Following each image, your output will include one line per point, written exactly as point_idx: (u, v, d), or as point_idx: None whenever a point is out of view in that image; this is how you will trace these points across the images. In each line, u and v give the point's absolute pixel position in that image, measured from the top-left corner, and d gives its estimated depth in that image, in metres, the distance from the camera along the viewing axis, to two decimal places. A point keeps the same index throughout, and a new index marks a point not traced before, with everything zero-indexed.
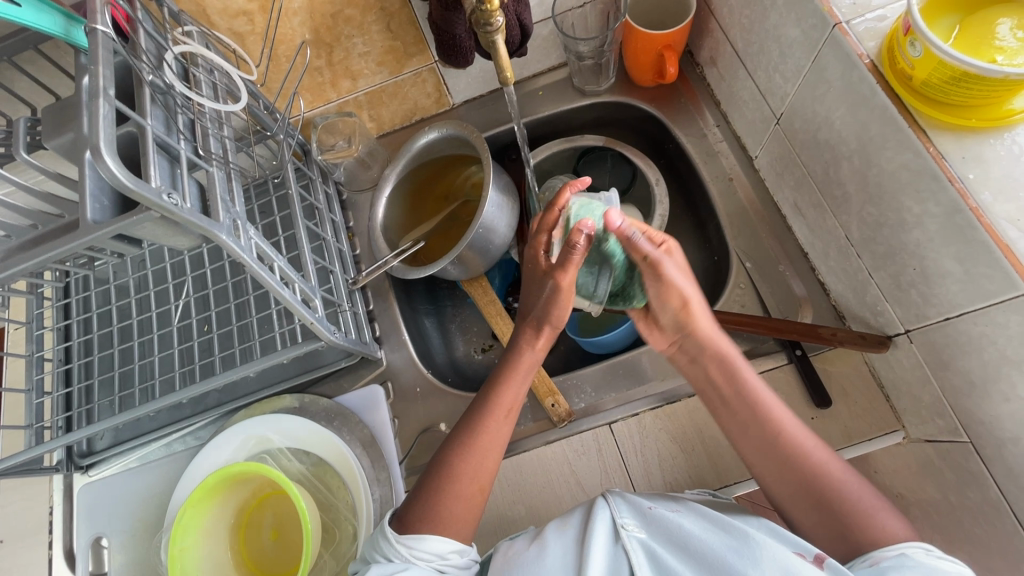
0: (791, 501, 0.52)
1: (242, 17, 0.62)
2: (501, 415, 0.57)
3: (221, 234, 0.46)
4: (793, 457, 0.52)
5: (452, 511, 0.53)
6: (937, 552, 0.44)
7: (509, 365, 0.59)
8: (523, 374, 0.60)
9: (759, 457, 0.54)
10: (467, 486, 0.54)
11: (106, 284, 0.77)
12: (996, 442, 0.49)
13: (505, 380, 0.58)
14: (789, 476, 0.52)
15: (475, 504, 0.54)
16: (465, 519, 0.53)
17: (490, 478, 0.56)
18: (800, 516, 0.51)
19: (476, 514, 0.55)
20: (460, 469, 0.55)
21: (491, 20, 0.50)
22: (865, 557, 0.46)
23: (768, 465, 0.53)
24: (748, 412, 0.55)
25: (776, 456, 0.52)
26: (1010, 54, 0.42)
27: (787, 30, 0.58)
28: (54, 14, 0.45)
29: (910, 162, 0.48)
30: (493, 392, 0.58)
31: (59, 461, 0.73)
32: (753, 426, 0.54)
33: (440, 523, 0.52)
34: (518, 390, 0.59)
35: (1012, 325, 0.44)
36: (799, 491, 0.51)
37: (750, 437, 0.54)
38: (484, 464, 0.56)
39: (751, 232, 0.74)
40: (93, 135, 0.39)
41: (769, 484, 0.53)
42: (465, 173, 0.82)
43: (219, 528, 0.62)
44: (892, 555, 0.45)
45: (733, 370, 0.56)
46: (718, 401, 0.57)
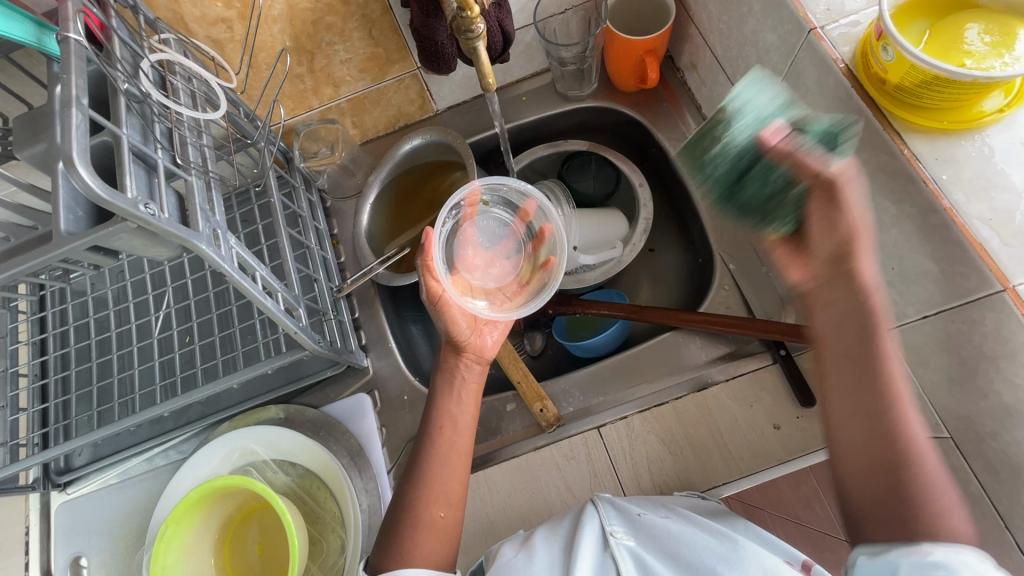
0: (846, 446, 0.45)
1: (220, 25, 0.61)
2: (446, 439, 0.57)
3: (201, 244, 0.46)
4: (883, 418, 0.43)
5: (420, 537, 0.52)
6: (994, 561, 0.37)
7: (441, 389, 0.60)
8: (461, 395, 0.60)
9: (849, 407, 0.45)
10: (427, 513, 0.53)
11: (83, 296, 0.75)
12: (976, 437, 0.49)
13: (442, 404, 0.59)
14: (858, 435, 0.44)
15: (443, 530, 0.53)
16: (435, 544, 0.52)
17: (453, 502, 0.54)
18: (849, 476, 0.44)
19: (448, 538, 0.53)
20: (417, 494, 0.54)
21: (473, 27, 0.51)
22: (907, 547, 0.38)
23: (853, 422, 0.44)
24: (857, 365, 0.45)
25: (868, 417, 0.44)
26: (979, 58, 0.44)
27: (764, 35, 0.59)
28: (25, 22, 0.44)
29: (886, 164, 0.49)
30: (430, 418, 0.58)
31: (35, 479, 0.71)
32: (872, 391, 0.44)
33: (406, 550, 0.51)
34: (456, 411, 0.59)
35: (988, 322, 0.45)
36: (863, 448, 0.43)
37: (853, 401, 0.45)
38: (444, 489, 0.54)
39: (734, 234, 0.74)
40: (65, 145, 0.38)
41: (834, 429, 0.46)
42: (451, 179, 0.81)
43: (201, 545, 0.61)
44: (929, 550, 0.38)
45: (868, 332, 0.45)
46: (825, 348, 0.47)
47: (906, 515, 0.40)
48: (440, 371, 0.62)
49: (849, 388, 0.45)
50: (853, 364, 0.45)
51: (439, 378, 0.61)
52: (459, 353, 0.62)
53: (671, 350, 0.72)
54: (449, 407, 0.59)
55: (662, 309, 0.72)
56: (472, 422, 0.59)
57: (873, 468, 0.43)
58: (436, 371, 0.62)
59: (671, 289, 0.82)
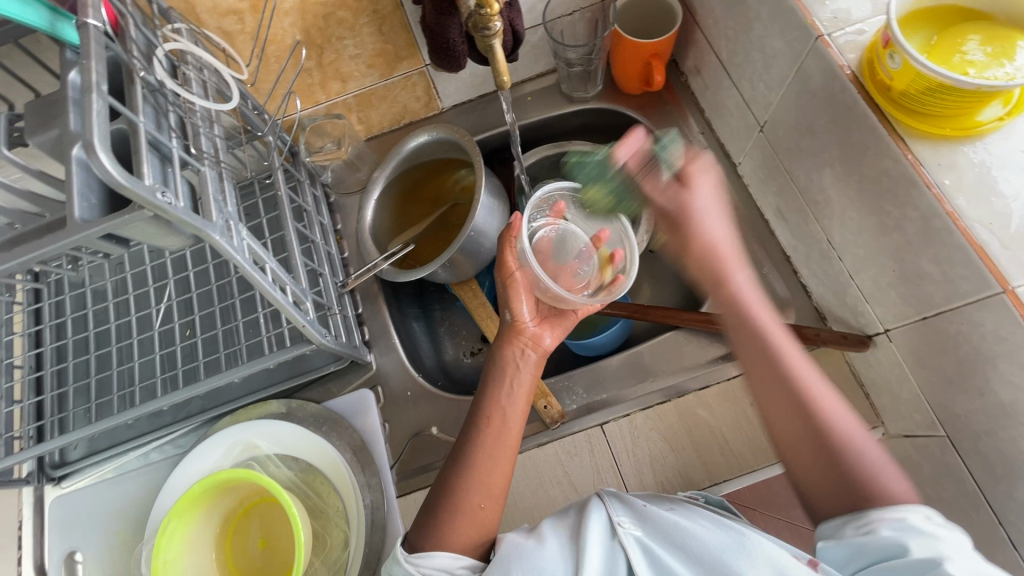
0: (806, 463, 0.50)
1: (231, 16, 0.61)
2: (497, 424, 0.57)
3: (216, 234, 0.45)
4: (819, 424, 0.50)
5: (457, 527, 0.52)
6: (937, 520, 0.42)
7: (494, 375, 0.60)
8: (513, 385, 0.60)
9: (792, 419, 0.52)
10: (468, 502, 0.53)
11: (81, 287, 0.74)
12: (973, 435, 0.52)
13: (495, 389, 0.59)
14: (810, 446, 0.50)
15: (486, 520, 0.54)
16: (470, 535, 0.52)
17: (496, 493, 0.55)
18: (797, 466, 0.51)
19: (484, 529, 0.53)
20: (459, 484, 0.54)
21: (490, 24, 0.51)
22: (857, 519, 0.45)
23: (795, 430, 0.51)
24: (767, 365, 0.54)
25: (808, 425, 0.51)
26: (981, 67, 0.45)
27: (771, 41, 0.60)
28: (38, 7, 0.43)
29: (890, 168, 0.50)
30: (479, 407, 0.58)
31: (29, 472, 0.70)
32: (782, 381, 0.53)
33: (443, 539, 0.51)
34: (505, 401, 0.58)
35: (987, 323, 0.46)
36: (818, 459, 0.50)
37: (776, 396, 0.53)
38: (486, 480, 0.54)
39: (736, 236, 0.76)
40: (86, 130, 0.38)
41: (788, 446, 0.52)
42: (455, 177, 0.81)
43: (203, 540, 0.60)
44: (911, 516, 0.43)
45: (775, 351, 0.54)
46: (754, 373, 0.55)
47: (847, 481, 0.48)
48: (495, 357, 0.62)
49: (769, 397, 0.53)
50: (767, 369, 0.54)
51: (495, 366, 0.61)
52: (518, 339, 0.62)
53: (673, 349, 0.72)
54: (498, 397, 0.59)
55: (664, 309, 0.73)
56: (522, 415, 0.59)
57: (828, 473, 0.49)
58: (488, 354, 0.63)
59: (671, 289, 0.83)
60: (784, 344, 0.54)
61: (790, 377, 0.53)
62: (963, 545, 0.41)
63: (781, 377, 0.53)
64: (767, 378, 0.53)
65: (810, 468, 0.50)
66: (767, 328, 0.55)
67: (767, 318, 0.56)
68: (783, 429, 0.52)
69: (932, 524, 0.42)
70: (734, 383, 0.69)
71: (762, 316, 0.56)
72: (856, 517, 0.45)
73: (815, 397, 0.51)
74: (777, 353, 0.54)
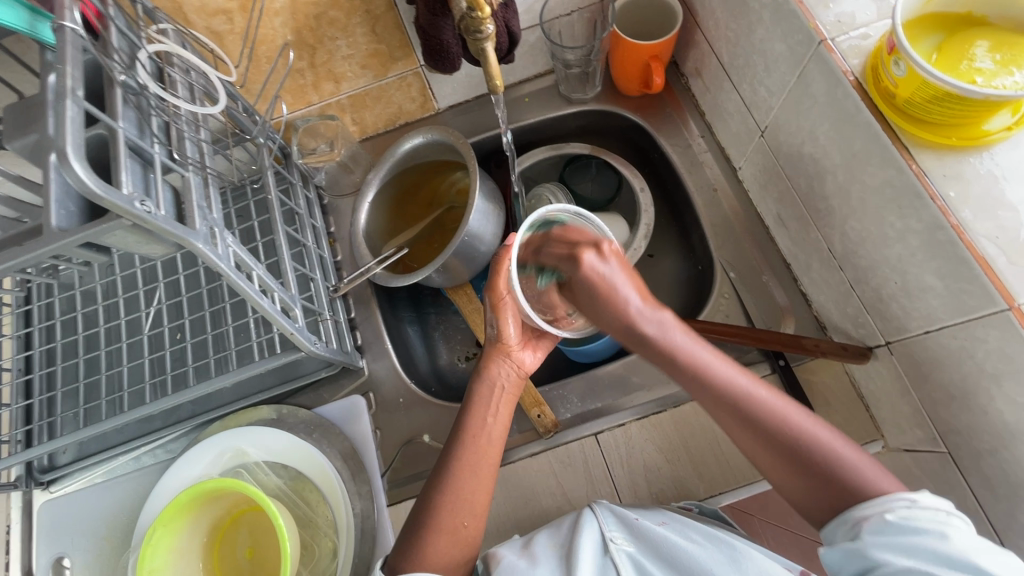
0: (786, 478, 0.49)
1: (220, 16, 0.60)
2: (479, 444, 0.56)
3: (198, 243, 0.44)
4: (776, 435, 0.49)
5: (440, 545, 0.51)
6: (920, 504, 0.42)
7: (477, 392, 0.59)
8: (496, 406, 0.59)
9: (748, 437, 0.51)
10: (451, 521, 0.52)
11: (71, 290, 0.73)
12: (974, 453, 0.50)
13: (479, 406, 0.58)
14: (776, 456, 0.49)
15: (465, 542, 0.52)
16: (452, 553, 0.51)
17: (477, 514, 0.53)
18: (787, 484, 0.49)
19: (466, 549, 0.53)
20: (442, 502, 0.53)
21: (482, 27, 0.50)
22: (843, 520, 0.45)
23: (772, 457, 0.49)
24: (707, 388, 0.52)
25: (771, 443, 0.49)
26: (989, 76, 0.44)
27: (772, 45, 0.58)
28: (17, 8, 0.42)
29: (893, 178, 0.49)
30: (464, 424, 0.57)
31: (17, 478, 0.69)
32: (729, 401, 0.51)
33: (428, 559, 0.50)
34: (489, 420, 0.58)
35: (990, 339, 0.45)
36: (790, 469, 0.49)
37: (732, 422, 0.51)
38: (469, 500, 0.53)
39: (735, 242, 0.74)
40: (60, 138, 0.37)
41: (762, 464, 0.51)
42: (451, 179, 0.80)
43: (191, 549, 0.59)
44: (894, 509, 0.43)
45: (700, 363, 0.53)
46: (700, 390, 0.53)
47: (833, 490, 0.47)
48: (479, 374, 0.60)
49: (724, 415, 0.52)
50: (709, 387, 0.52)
51: (478, 383, 0.60)
52: (500, 355, 0.61)
53: None
54: (484, 416, 0.58)
55: None
56: (503, 433, 0.58)
57: (811, 482, 0.48)
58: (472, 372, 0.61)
59: (669, 295, 0.82)
60: (716, 365, 0.52)
61: (731, 395, 0.51)
62: (949, 526, 0.41)
63: (724, 396, 0.51)
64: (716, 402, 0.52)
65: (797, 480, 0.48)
66: (687, 355, 0.53)
67: (683, 339, 0.54)
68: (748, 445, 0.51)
69: (916, 511, 0.42)
70: None
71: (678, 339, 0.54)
72: (845, 518, 0.45)
73: (760, 403, 0.50)
74: (712, 376, 0.52)
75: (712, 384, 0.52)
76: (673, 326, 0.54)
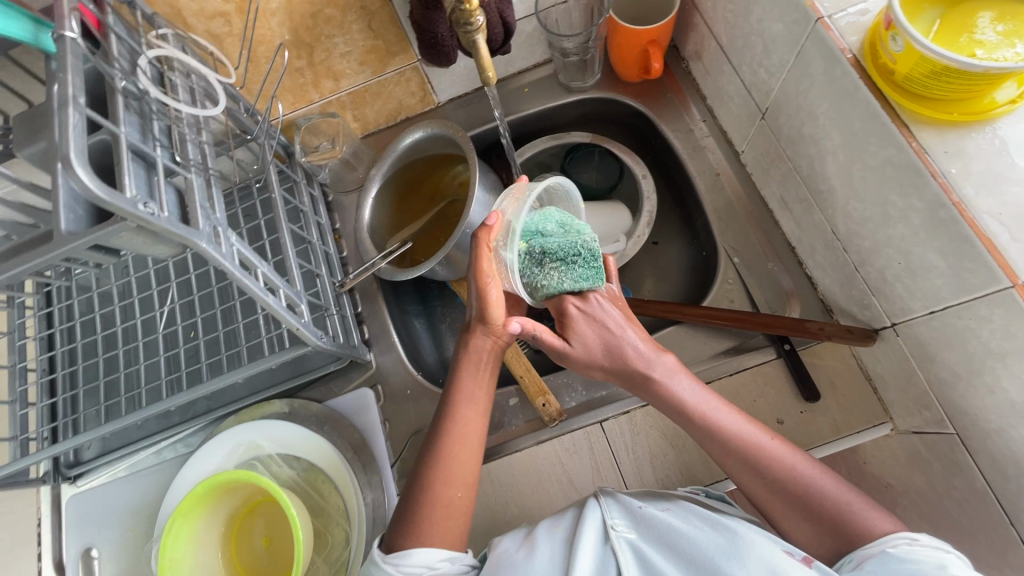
0: (787, 521, 0.51)
1: (218, 19, 0.61)
2: (467, 412, 0.57)
3: (202, 242, 0.45)
4: (774, 475, 0.51)
5: (435, 520, 0.52)
6: (920, 541, 0.44)
7: (463, 368, 0.59)
8: (480, 375, 0.59)
9: (749, 478, 0.52)
10: (445, 495, 0.53)
11: (88, 292, 0.75)
12: (982, 434, 0.50)
13: (461, 377, 0.58)
14: (785, 504, 0.50)
15: (458, 514, 0.54)
16: (450, 528, 0.53)
17: (470, 483, 0.55)
18: (794, 530, 0.50)
19: (463, 521, 0.54)
20: (435, 478, 0.54)
21: (472, 19, 0.50)
22: (847, 558, 0.47)
23: (776, 500, 0.51)
24: (703, 430, 0.53)
25: (771, 483, 0.51)
26: (990, 48, 0.43)
27: (770, 24, 0.57)
28: (20, 18, 0.43)
29: (894, 156, 0.48)
30: (450, 402, 0.57)
31: (45, 472, 0.72)
32: (731, 450, 0.52)
33: (426, 535, 0.52)
34: (476, 391, 0.58)
35: (996, 318, 0.44)
36: (795, 513, 0.50)
37: (740, 473, 0.52)
38: (460, 471, 0.55)
39: (738, 227, 0.74)
40: (63, 145, 0.38)
41: (765, 508, 0.52)
42: (453, 173, 0.81)
43: (209, 538, 0.61)
44: (894, 545, 0.45)
45: (698, 410, 0.54)
46: (702, 438, 0.54)
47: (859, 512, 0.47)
48: (461, 353, 0.60)
49: (734, 469, 0.52)
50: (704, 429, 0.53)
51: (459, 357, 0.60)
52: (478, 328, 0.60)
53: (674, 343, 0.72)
54: (470, 390, 0.58)
55: (665, 303, 0.71)
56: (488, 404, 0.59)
57: (818, 527, 0.49)
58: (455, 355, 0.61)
59: (674, 281, 0.81)
60: (710, 408, 0.54)
61: (733, 441, 0.52)
62: (949, 560, 0.43)
63: (724, 440, 0.53)
64: (719, 445, 0.53)
65: (814, 527, 0.49)
66: (693, 403, 0.54)
67: (688, 387, 0.55)
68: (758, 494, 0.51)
69: (916, 547, 0.44)
70: (737, 378, 0.68)
71: (682, 387, 0.55)
72: (849, 554, 0.47)
73: (762, 451, 0.51)
74: (712, 421, 0.53)
75: (714, 429, 0.53)
76: (679, 372, 0.56)
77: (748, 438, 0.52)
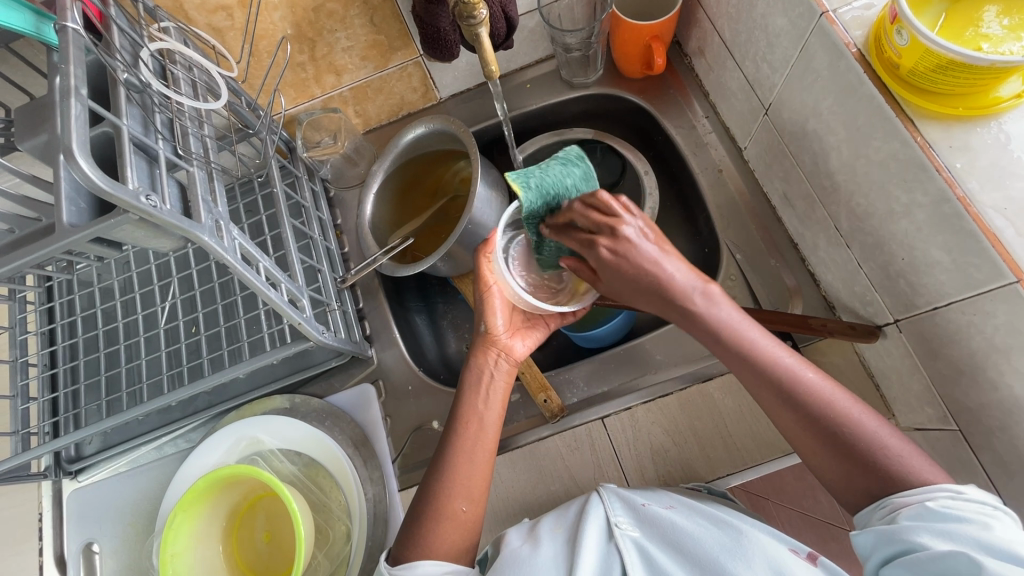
0: (816, 457, 0.49)
1: (220, 12, 0.61)
2: (475, 426, 0.58)
3: (203, 235, 0.45)
4: (811, 411, 0.49)
5: (439, 532, 0.53)
6: (965, 495, 0.42)
7: (471, 385, 0.61)
8: (489, 392, 0.60)
9: (783, 409, 0.50)
10: (450, 507, 0.54)
11: (90, 286, 0.75)
12: (986, 430, 0.50)
13: (471, 393, 0.60)
14: (816, 441, 0.49)
15: (464, 527, 0.54)
16: (455, 539, 0.53)
17: (478, 496, 0.55)
18: (824, 467, 0.49)
19: (469, 534, 0.54)
20: (441, 489, 0.55)
21: (475, 13, 0.50)
22: (880, 504, 0.45)
23: (808, 436, 0.49)
24: (739, 357, 0.51)
25: (806, 419, 0.49)
26: (996, 42, 0.43)
27: (774, 19, 0.57)
28: (23, 10, 0.43)
29: (898, 151, 0.48)
30: (459, 417, 0.59)
31: (47, 467, 0.72)
32: (766, 379, 0.50)
33: (429, 547, 0.52)
34: (485, 406, 0.59)
35: (1000, 314, 0.44)
36: (826, 449, 0.48)
37: (775, 405, 0.50)
38: (467, 484, 0.55)
39: (740, 223, 0.74)
40: (65, 136, 0.38)
41: (796, 442, 0.50)
42: (454, 168, 0.80)
43: (210, 534, 0.61)
44: (934, 498, 0.43)
45: (738, 338, 0.50)
46: (737, 364, 0.51)
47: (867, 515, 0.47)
48: (471, 367, 0.62)
49: (770, 399, 0.50)
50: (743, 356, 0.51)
51: (469, 373, 0.62)
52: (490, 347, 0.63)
53: (675, 339, 0.71)
54: (475, 405, 0.59)
55: None
56: (498, 419, 0.60)
57: (847, 469, 0.47)
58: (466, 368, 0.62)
59: None
60: (751, 336, 0.51)
61: (771, 372, 0.50)
62: (995, 519, 0.41)
63: (763, 368, 0.50)
64: (755, 375, 0.50)
65: (842, 469, 0.48)
66: (733, 330, 0.51)
67: (730, 314, 0.51)
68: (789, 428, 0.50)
69: (960, 502, 0.42)
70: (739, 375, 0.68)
71: (724, 313, 0.51)
72: (887, 501, 0.45)
73: (801, 387, 0.49)
74: (751, 347, 0.50)
75: (751, 362, 0.50)
76: (724, 298, 0.51)
77: (787, 371, 0.50)
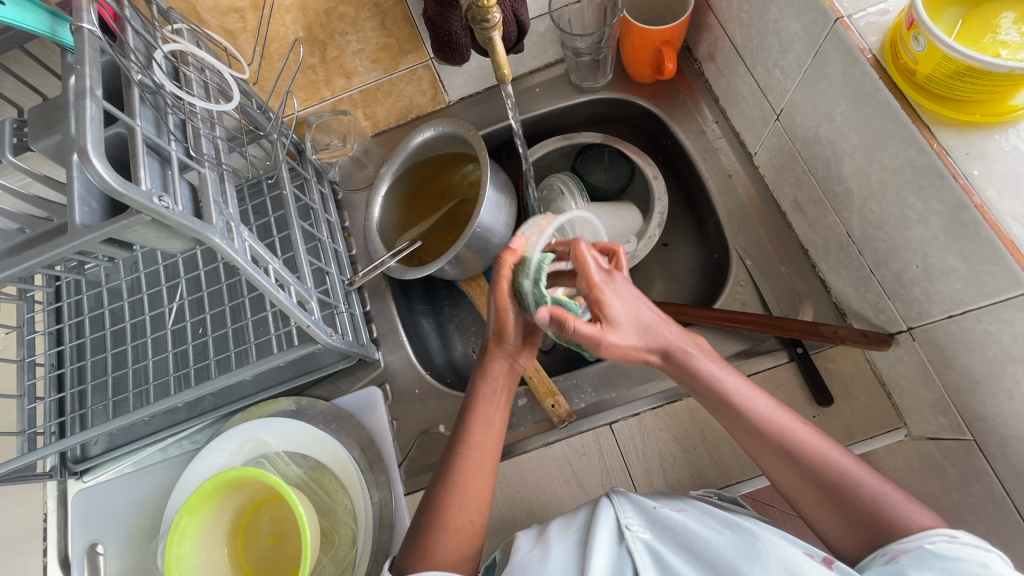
0: (813, 509, 0.50)
1: (233, 15, 0.61)
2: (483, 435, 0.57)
3: (215, 236, 0.45)
4: (808, 464, 0.49)
5: (446, 542, 0.52)
6: (960, 538, 0.42)
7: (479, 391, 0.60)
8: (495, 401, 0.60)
9: (780, 464, 0.51)
10: (457, 519, 0.54)
11: (98, 287, 0.75)
12: (1001, 440, 0.49)
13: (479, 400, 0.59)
14: (814, 494, 0.49)
15: (469, 539, 0.54)
16: (458, 549, 0.53)
17: (481, 508, 0.55)
18: (826, 522, 0.49)
19: (472, 544, 0.54)
20: (449, 502, 0.54)
21: (489, 16, 0.50)
22: (881, 551, 0.45)
23: (807, 489, 0.50)
24: (732, 412, 0.52)
25: (803, 472, 0.49)
26: (1014, 49, 0.42)
27: (788, 24, 0.57)
28: (38, 12, 0.43)
29: (914, 157, 0.47)
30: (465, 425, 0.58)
31: (52, 467, 0.72)
32: (761, 434, 0.51)
33: (433, 556, 0.51)
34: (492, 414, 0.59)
35: (1017, 323, 0.44)
36: (824, 500, 0.49)
37: (771, 459, 0.51)
38: (472, 497, 0.55)
39: (750, 229, 0.73)
40: (80, 136, 0.38)
41: (794, 495, 0.51)
42: (463, 171, 0.80)
43: (215, 536, 0.61)
44: (931, 541, 0.43)
45: (732, 395, 0.52)
46: (730, 422, 0.53)
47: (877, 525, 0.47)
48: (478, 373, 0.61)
49: (765, 454, 0.51)
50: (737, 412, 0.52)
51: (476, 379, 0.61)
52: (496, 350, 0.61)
53: None
54: (484, 414, 0.59)
55: (678, 305, 0.70)
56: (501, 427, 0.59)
57: (850, 521, 0.48)
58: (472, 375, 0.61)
59: (684, 283, 0.81)
60: (746, 394, 0.52)
61: (767, 426, 0.51)
62: (993, 561, 0.41)
63: (757, 425, 0.51)
64: (748, 431, 0.52)
65: (846, 520, 0.48)
66: (727, 388, 0.52)
67: (723, 374, 0.53)
68: (787, 482, 0.50)
69: (956, 545, 0.42)
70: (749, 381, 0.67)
71: (715, 370, 0.53)
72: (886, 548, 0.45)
73: (797, 441, 0.50)
74: (746, 406, 0.52)
75: (746, 419, 0.52)
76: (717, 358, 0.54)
77: (780, 425, 0.51)
